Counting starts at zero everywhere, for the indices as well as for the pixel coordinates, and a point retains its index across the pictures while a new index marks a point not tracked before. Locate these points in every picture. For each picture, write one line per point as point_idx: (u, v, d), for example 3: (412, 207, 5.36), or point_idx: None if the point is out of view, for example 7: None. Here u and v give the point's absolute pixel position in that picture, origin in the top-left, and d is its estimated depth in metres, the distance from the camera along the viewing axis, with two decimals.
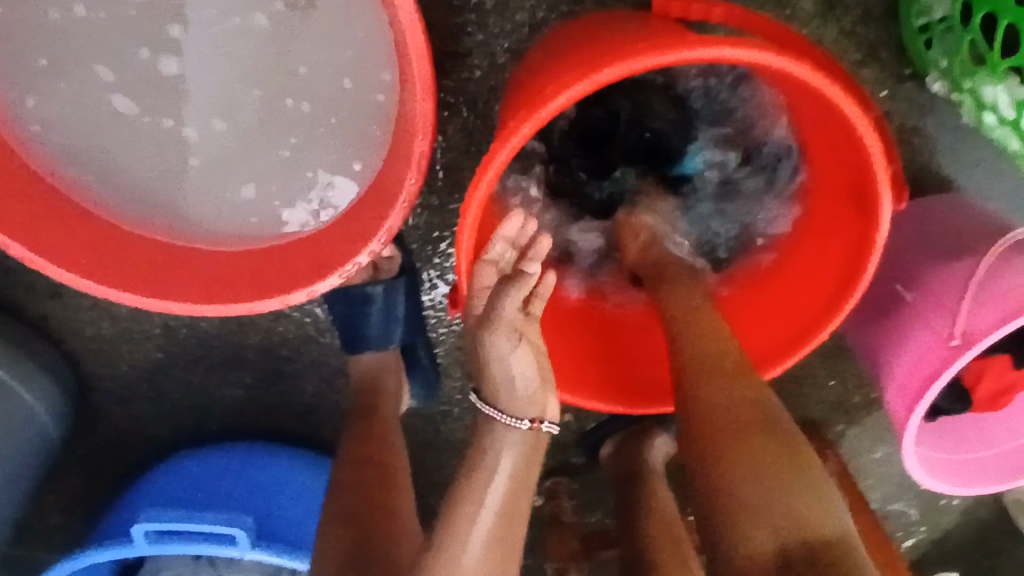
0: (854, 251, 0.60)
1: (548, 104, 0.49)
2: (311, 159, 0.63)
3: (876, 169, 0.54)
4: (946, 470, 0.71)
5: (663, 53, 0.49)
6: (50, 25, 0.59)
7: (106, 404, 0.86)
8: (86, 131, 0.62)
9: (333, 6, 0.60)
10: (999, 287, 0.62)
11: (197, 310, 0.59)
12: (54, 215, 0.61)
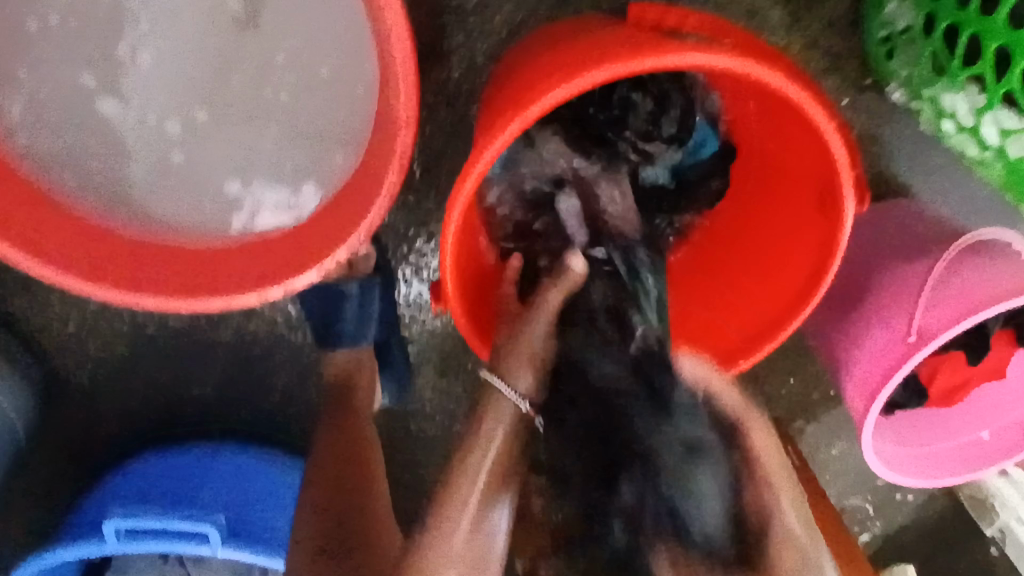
0: (817, 252, 0.62)
1: (533, 105, 0.50)
2: (290, 150, 0.64)
3: (841, 172, 0.56)
4: (909, 465, 0.73)
5: (645, 59, 0.50)
6: (24, 34, 0.59)
7: (71, 402, 0.84)
8: (61, 124, 0.61)
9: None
10: (954, 287, 0.65)
11: (171, 306, 0.58)
12: (18, 201, 0.58)
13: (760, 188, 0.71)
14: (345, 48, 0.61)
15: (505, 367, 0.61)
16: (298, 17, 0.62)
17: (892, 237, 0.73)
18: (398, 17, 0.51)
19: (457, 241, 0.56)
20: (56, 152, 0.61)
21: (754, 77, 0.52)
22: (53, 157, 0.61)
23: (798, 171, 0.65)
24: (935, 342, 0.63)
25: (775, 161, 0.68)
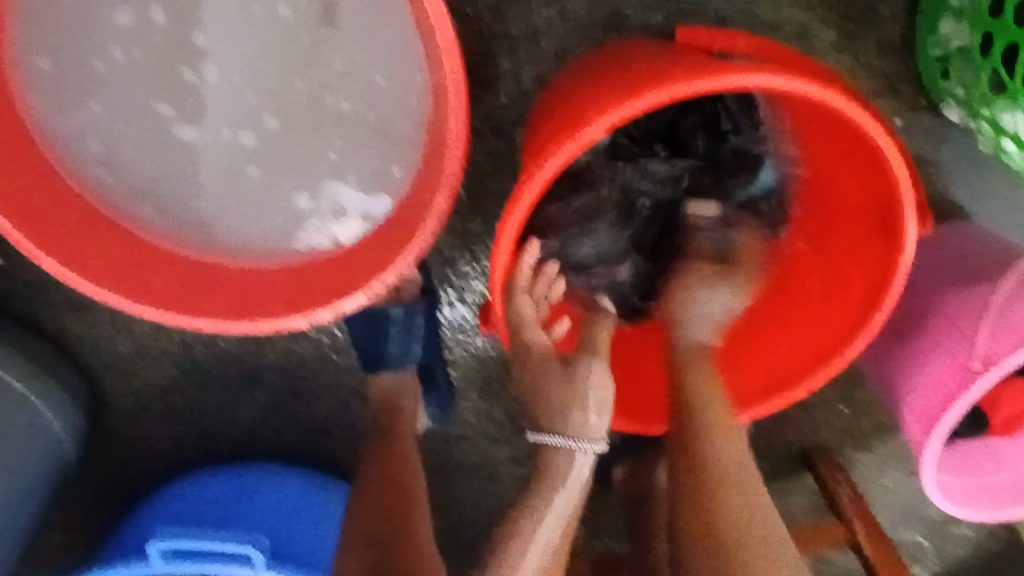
0: (877, 275, 0.61)
1: (588, 128, 0.50)
2: (351, 162, 0.65)
3: (902, 191, 0.54)
4: (963, 494, 0.70)
5: (700, 82, 0.50)
6: (92, 72, 0.62)
7: (119, 421, 0.85)
8: (137, 146, 0.65)
9: (362, 12, 0.62)
10: (1017, 312, 0.62)
11: (224, 328, 0.59)
12: (84, 227, 0.60)
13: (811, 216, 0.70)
14: (400, 71, 0.62)
15: (568, 417, 0.58)
16: (351, 36, 0.62)
17: (950, 261, 0.71)
18: (451, 37, 0.53)
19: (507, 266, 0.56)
20: (123, 176, 0.64)
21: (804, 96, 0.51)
22: (121, 181, 0.64)
23: (852, 198, 0.64)
24: (1002, 368, 0.60)
25: (831, 190, 0.68)
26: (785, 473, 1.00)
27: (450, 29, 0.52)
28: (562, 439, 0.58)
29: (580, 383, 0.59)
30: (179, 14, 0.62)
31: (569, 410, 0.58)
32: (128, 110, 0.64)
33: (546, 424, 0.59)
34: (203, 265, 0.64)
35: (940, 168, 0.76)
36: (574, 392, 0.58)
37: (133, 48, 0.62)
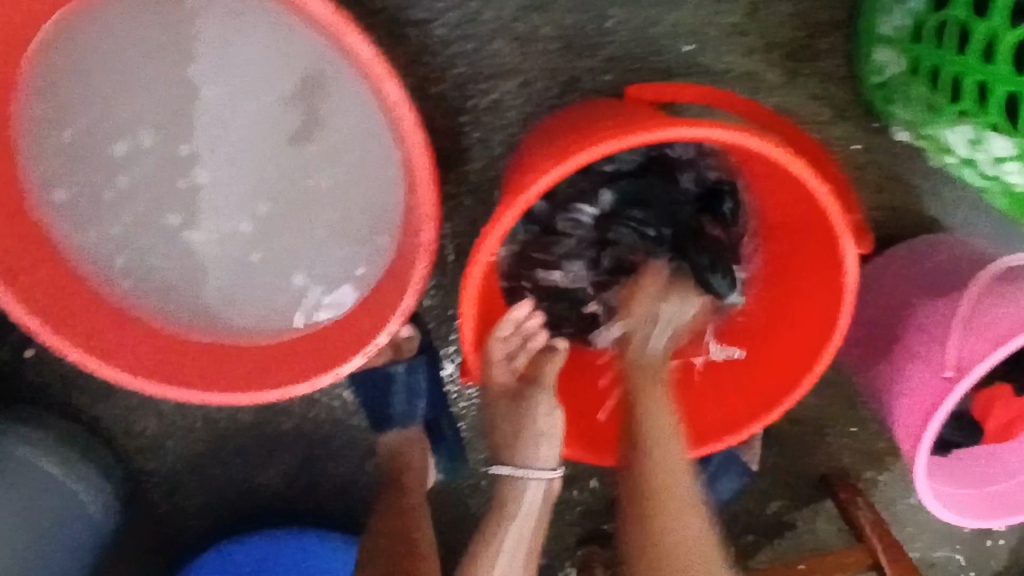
0: (830, 296, 0.63)
1: (530, 187, 0.54)
2: (340, 236, 0.71)
3: (834, 219, 0.57)
4: (966, 506, 0.71)
5: (628, 136, 0.55)
6: (102, 181, 0.70)
7: (152, 498, 0.90)
8: (150, 243, 0.72)
9: (331, 102, 0.68)
10: (985, 317, 0.64)
11: (237, 401, 0.64)
12: (108, 322, 0.67)
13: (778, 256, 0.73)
14: (373, 150, 0.68)
15: (519, 449, 0.62)
16: (324, 124, 0.68)
17: (918, 273, 0.74)
18: (412, 119, 0.58)
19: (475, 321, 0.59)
20: (141, 272, 0.71)
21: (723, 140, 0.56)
22: (140, 277, 0.71)
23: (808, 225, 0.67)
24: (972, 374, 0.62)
25: (794, 231, 0.70)
26: (802, 496, 1.00)
27: (410, 114, 0.58)
28: (517, 472, 0.62)
29: (534, 419, 0.62)
30: (173, 125, 0.69)
31: (524, 446, 0.62)
32: (141, 215, 0.71)
33: (504, 458, 0.63)
34: (216, 347, 0.70)
35: (904, 186, 0.79)
36: (527, 426, 0.62)
37: (139, 160, 0.70)
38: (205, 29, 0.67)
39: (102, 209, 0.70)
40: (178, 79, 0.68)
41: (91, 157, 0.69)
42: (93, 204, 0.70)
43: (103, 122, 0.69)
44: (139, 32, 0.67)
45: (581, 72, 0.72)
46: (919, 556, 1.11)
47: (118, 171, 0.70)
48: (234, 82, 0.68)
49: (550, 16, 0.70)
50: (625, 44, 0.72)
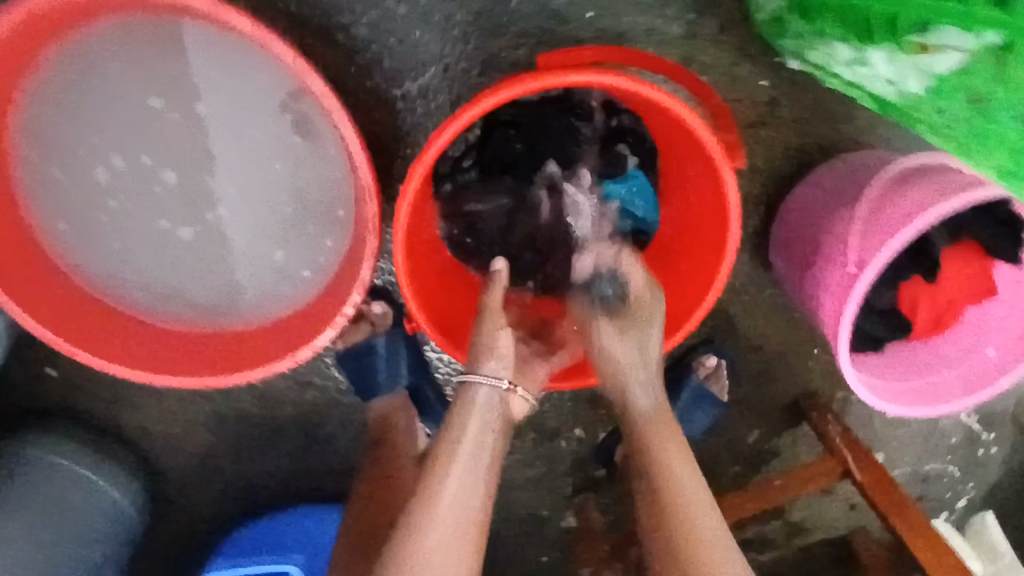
0: (720, 215, 0.68)
1: (427, 148, 0.61)
2: (303, 217, 0.81)
3: (707, 141, 0.62)
4: (915, 397, 0.76)
5: (508, 88, 0.61)
6: (89, 198, 0.79)
7: (175, 492, 1.00)
8: (140, 251, 0.82)
9: (273, 99, 0.76)
10: (883, 216, 0.70)
11: (227, 380, 0.75)
12: (117, 326, 0.80)
13: (673, 203, 0.78)
14: (319, 138, 0.77)
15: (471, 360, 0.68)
16: (271, 121, 0.77)
17: (839, 188, 0.79)
18: (337, 104, 0.66)
19: (411, 280, 0.67)
20: (142, 282, 0.82)
21: (599, 83, 0.62)
22: (142, 286, 0.82)
23: (693, 158, 0.71)
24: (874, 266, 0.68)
25: (687, 177, 0.75)
26: (779, 421, 1.06)
27: (336, 107, 0.65)
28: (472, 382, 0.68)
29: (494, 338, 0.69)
30: (142, 143, 0.78)
31: (479, 356, 0.68)
32: (134, 232, 0.81)
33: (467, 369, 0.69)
34: (215, 334, 0.82)
35: (816, 113, 0.85)
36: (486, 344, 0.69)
37: (118, 181, 0.79)
38: (155, 56, 0.75)
39: (99, 231, 0.81)
40: (140, 105, 0.77)
41: (80, 186, 0.79)
42: (90, 226, 0.80)
43: (82, 153, 0.78)
44: (101, 70, 0.75)
45: (497, 50, 0.79)
46: (909, 470, 1.16)
47: (107, 196, 0.80)
48: (187, 98, 0.76)
49: (460, 2, 0.78)
50: (532, 19, 0.78)
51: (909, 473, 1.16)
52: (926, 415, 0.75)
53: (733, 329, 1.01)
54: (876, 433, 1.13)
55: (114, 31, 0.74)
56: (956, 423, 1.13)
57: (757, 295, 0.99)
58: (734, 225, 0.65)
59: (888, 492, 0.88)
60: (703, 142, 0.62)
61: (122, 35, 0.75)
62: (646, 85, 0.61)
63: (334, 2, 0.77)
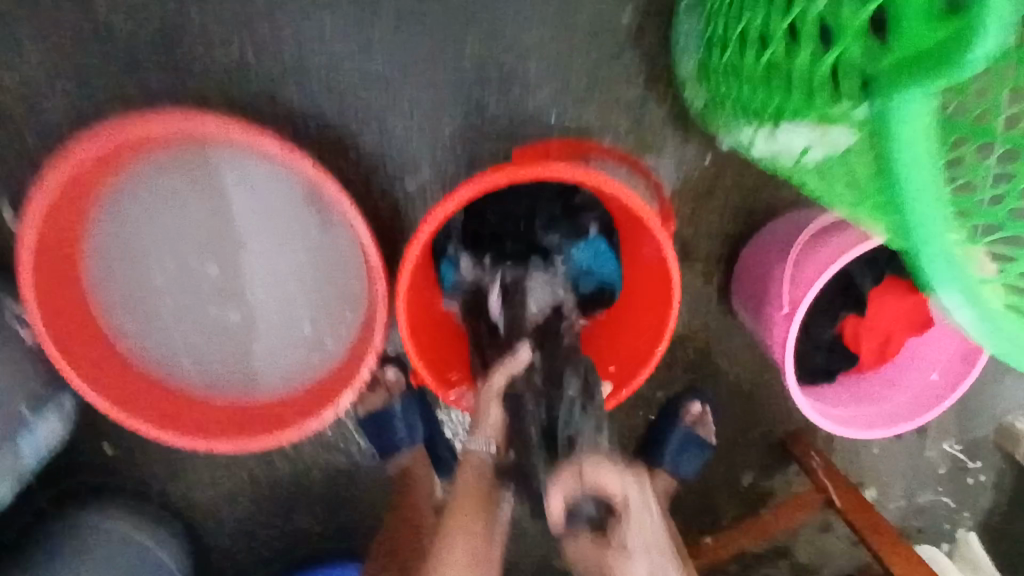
0: (664, 278, 0.79)
1: (417, 233, 0.73)
2: (322, 293, 0.97)
3: (645, 215, 0.74)
4: (869, 420, 0.87)
5: (478, 181, 0.74)
6: (146, 295, 0.96)
7: (219, 556, 1.10)
8: (189, 334, 0.98)
9: (295, 200, 0.94)
10: (812, 262, 0.82)
11: (269, 440, 0.87)
12: (172, 402, 0.93)
13: (630, 264, 0.91)
14: (332, 228, 0.94)
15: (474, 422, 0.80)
16: (292, 218, 0.95)
17: (778, 244, 0.92)
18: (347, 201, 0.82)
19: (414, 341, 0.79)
20: (196, 362, 0.97)
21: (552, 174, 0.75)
22: (195, 366, 0.97)
23: (641, 231, 0.84)
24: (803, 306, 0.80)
25: (638, 248, 0.87)
26: (768, 460, 1.15)
27: (350, 207, 0.81)
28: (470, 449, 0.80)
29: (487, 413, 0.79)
30: (189, 245, 0.95)
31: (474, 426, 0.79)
32: (189, 320, 0.97)
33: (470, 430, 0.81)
34: (254, 400, 0.96)
35: (758, 181, 1.00)
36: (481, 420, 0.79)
37: (171, 278, 0.96)
38: (203, 176, 0.93)
39: (159, 322, 0.96)
40: (192, 215, 0.94)
41: (144, 286, 0.95)
42: (151, 319, 0.96)
43: (141, 258, 0.95)
44: (159, 191, 0.93)
45: (479, 150, 0.95)
46: (904, 503, 1.21)
47: (166, 292, 0.96)
48: (224, 206, 0.94)
49: (447, 115, 0.93)
50: (507, 123, 0.94)
51: (903, 507, 1.21)
52: (877, 436, 0.85)
53: (716, 376, 1.10)
54: (867, 469, 1.19)
55: (167, 159, 0.92)
56: (941, 454, 1.19)
57: (735, 344, 1.08)
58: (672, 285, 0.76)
59: (882, 529, 0.98)
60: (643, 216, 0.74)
61: (175, 162, 0.92)
62: (592, 173, 0.73)
63: (343, 123, 0.93)
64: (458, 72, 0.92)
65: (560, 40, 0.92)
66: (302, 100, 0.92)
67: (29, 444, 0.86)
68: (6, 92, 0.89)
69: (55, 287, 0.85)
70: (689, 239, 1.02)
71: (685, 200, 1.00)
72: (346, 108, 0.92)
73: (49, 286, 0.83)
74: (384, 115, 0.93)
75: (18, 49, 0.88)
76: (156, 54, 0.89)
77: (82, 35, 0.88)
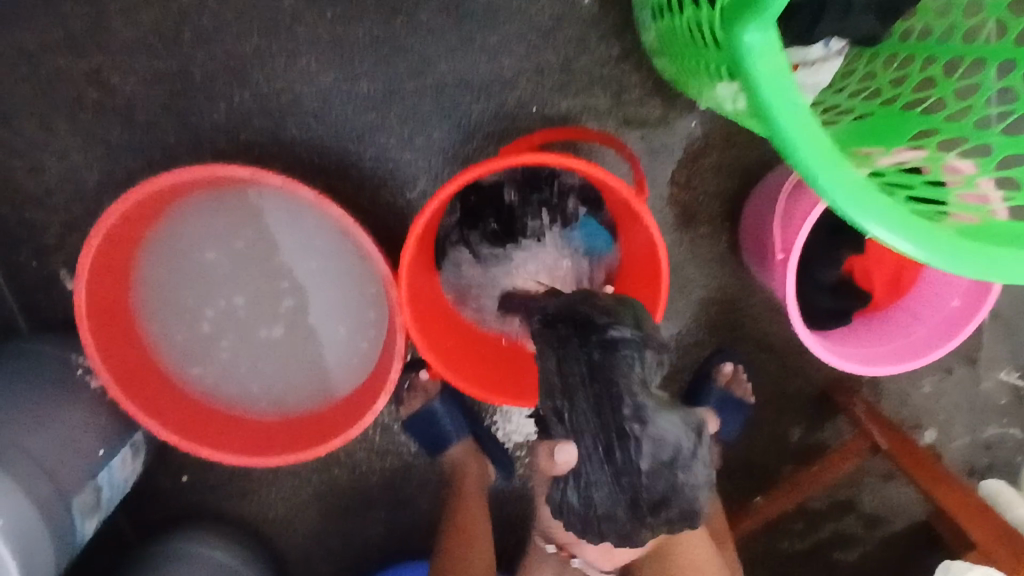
0: (654, 251, 0.82)
1: (409, 237, 0.78)
2: (348, 303, 1.04)
3: (623, 192, 0.77)
4: (891, 356, 0.86)
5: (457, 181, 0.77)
6: (193, 339, 1.04)
7: (298, 567, 1.18)
8: (237, 368, 1.05)
9: (306, 223, 1.02)
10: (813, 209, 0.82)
11: (323, 449, 0.92)
12: (232, 427, 1.00)
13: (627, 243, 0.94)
14: (343, 242, 1.02)
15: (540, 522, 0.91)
16: (307, 239, 1.03)
17: (773, 194, 0.93)
18: (348, 218, 0.87)
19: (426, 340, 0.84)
20: (262, 391, 1.05)
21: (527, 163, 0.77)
22: (262, 393, 1.05)
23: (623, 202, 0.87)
24: (797, 248, 0.84)
25: (628, 224, 0.90)
26: (813, 414, 1.13)
27: (352, 223, 0.87)
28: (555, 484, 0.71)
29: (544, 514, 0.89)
30: (221, 286, 1.04)
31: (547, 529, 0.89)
32: (244, 355, 1.05)
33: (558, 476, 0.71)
34: (307, 416, 1.03)
35: (749, 137, 1.02)
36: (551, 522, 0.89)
37: (212, 317, 1.04)
38: (216, 220, 1.02)
39: (218, 364, 1.04)
40: (217, 258, 1.03)
41: (195, 333, 1.04)
42: (203, 359, 1.04)
43: (181, 305, 1.03)
44: (182, 244, 1.02)
45: (472, 153, 1.00)
46: (968, 440, 1.16)
47: (217, 335, 1.05)
48: (245, 243, 1.02)
49: (435, 125, 0.99)
50: (493, 122, 0.99)
51: (969, 445, 1.16)
52: (900, 371, 0.85)
53: (745, 335, 1.09)
54: (922, 410, 1.15)
55: (182, 214, 1.01)
56: (998, 385, 1.14)
57: (756, 300, 1.08)
58: (661, 257, 0.80)
59: (927, 466, 0.96)
60: (622, 191, 0.77)
61: (189, 212, 1.01)
62: (565, 158, 0.76)
63: (342, 148, 0.99)
64: (439, 83, 0.98)
65: (529, 36, 0.97)
66: (302, 134, 0.99)
67: (106, 481, 0.94)
68: (49, 171, 1.00)
69: (117, 345, 0.95)
70: (690, 204, 1.04)
71: (677, 167, 1.02)
72: (343, 134, 0.99)
73: (112, 343, 0.93)
74: (378, 136, 0.99)
75: (53, 132, 0.99)
76: (169, 116, 0.99)
77: (104, 110, 0.98)
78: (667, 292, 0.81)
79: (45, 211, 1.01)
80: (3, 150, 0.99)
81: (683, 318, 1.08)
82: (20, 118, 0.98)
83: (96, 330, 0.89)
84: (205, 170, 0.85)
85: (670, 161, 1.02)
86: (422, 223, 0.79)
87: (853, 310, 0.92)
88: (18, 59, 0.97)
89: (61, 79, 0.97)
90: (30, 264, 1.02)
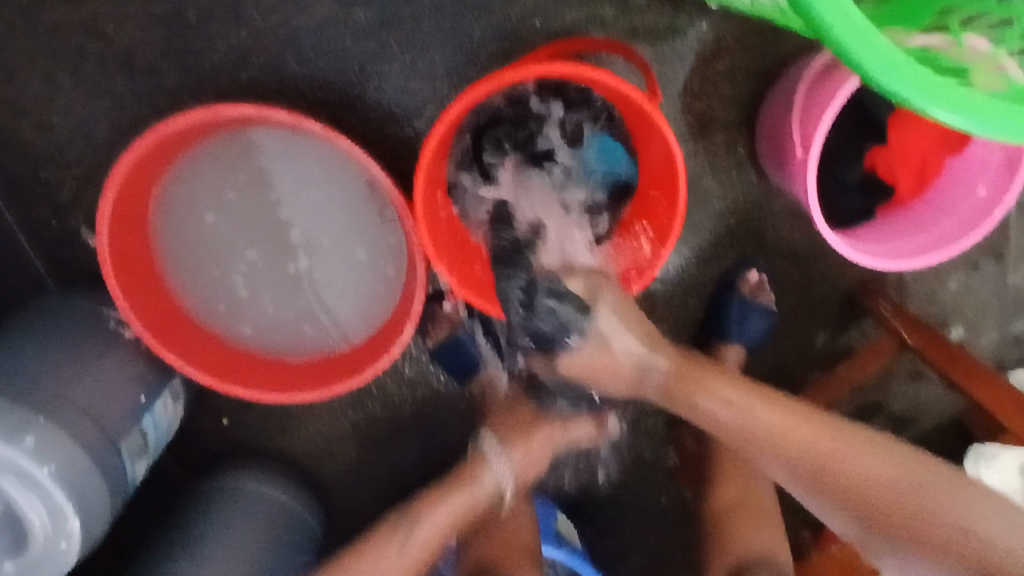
0: (670, 159, 0.81)
1: (421, 164, 0.77)
2: (365, 239, 1.05)
3: (636, 97, 0.75)
4: (917, 250, 0.85)
5: (465, 97, 0.75)
6: (215, 291, 1.05)
7: (341, 499, 1.22)
8: (265, 316, 1.06)
9: (313, 161, 1.02)
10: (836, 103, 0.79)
11: (359, 379, 0.94)
12: (268, 370, 1.03)
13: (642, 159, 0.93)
14: (353, 176, 1.02)
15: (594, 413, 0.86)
16: (316, 178, 1.02)
17: (790, 93, 0.90)
18: (357, 149, 0.86)
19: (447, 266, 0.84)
20: (297, 336, 1.06)
21: (535, 75, 0.76)
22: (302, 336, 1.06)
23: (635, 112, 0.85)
24: (817, 145, 0.82)
25: (643, 136, 0.89)
26: (838, 319, 1.13)
27: (362, 154, 0.86)
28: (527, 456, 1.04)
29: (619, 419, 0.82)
30: (237, 234, 1.04)
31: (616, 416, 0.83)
32: (280, 301, 1.06)
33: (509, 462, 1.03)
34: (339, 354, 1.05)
35: (762, 36, 0.98)
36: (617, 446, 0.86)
37: (232, 269, 1.05)
38: (218, 173, 1.02)
39: (255, 315, 1.06)
40: (231, 211, 1.03)
41: (221, 286, 1.05)
42: (229, 309, 1.05)
43: (198, 259, 1.04)
44: (192, 203, 1.02)
45: (477, 74, 0.98)
46: (996, 335, 1.16)
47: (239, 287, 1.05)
48: (254, 188, 1.02)
49: (437, 49, 0.96)
50: (497, 41, 0.97)
51: (998, 340, 1.16)
52: (928, 264, 0.84)
53: (766, 243, 1.08)
54: (949, 308, 1.14)
55: (188, 166, 1.01)
56: None
57: (777, 208, 1.06)
58: (678, 164, 0.78)
59: (957, 360, 0.97)
60: (635, 97, 0.75)
61: (189, 174, 1.01)
62: (574, 66, 0.73)
63: (345, 81, 0.98)
64: (436, 3, 0.95)
65: None
66: (303, 69, 0.97)
67: (150, 425, 0.98)
68: (57, 128, 0.99)
69: (147, 301, 0.96)
70: (704, 111, 1.01)
71: (689, 74, 0.99)
72: (345, 66, 0.97)
73: (143, 302, 0.95)
74: (380, 65, 0.97)
75: (56, 88, 0.98)
76: (168, 61, 0.97)
77: (104, 59, 0.97)
78: (686, 200, 0.80)
79: (58, 168, 1.01)
80: (9, 109, 0.99)
81: (704, 230, 1.07)
82: (21, 74, 0.97)
83: (123, 282, 0.90)
84: (205, 112, 0.84)
85: (681, 69, 0.99)
86: (436, 142, 0.78)
87: (877, 205, 0.90)
88: (12, 13, 0.95)
89: (57, 30, 0.96)
90: (51, 222, 1.03)
